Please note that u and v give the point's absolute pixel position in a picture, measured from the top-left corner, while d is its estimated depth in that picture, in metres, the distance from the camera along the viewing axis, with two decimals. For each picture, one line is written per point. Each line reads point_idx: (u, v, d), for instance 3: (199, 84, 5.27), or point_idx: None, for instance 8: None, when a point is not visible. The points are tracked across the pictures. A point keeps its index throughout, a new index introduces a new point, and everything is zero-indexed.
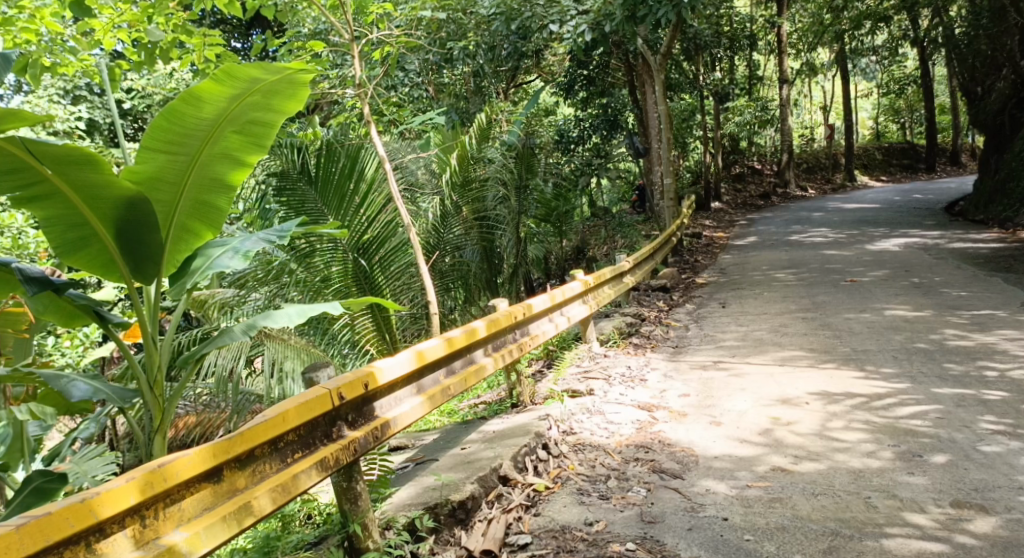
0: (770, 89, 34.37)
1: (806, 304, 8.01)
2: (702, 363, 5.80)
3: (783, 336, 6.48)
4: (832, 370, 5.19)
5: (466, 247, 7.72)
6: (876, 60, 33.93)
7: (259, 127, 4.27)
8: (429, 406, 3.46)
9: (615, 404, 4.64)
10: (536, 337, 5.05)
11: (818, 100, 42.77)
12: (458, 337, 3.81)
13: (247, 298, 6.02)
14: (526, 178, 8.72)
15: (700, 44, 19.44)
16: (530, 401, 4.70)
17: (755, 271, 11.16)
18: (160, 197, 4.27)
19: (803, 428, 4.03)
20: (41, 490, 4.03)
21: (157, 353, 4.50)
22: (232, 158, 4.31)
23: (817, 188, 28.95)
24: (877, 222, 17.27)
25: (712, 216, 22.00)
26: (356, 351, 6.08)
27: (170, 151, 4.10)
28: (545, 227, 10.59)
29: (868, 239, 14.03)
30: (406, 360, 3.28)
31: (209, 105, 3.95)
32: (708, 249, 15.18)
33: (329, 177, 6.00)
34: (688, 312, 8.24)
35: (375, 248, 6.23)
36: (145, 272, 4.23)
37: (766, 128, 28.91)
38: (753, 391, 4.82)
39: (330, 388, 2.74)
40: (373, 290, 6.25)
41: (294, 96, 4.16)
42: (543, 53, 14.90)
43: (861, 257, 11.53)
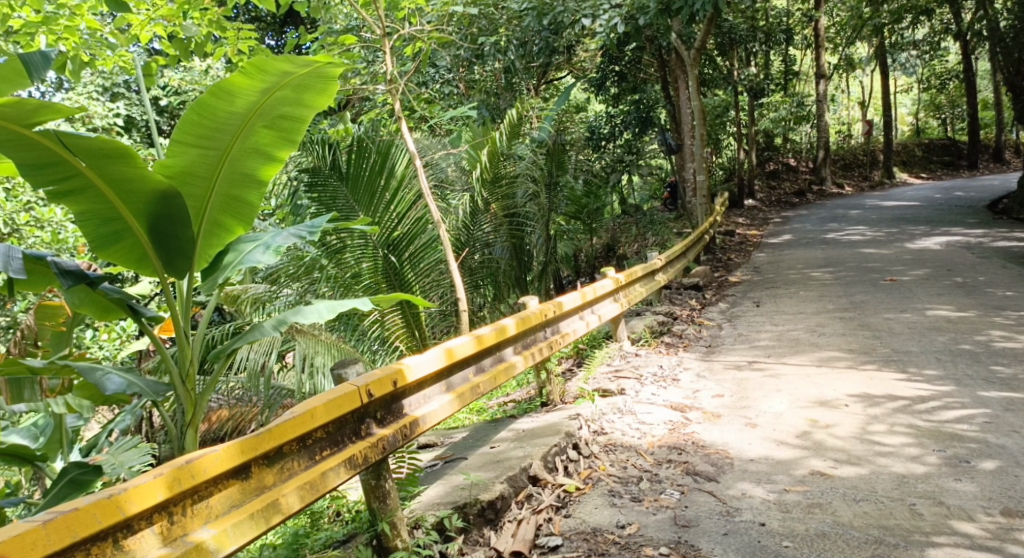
0: (806, 84, 33.77)
1: (844, 304, 7.82)
2: (737, 363, 5.68)
3: (821, 336, 6.33)
4: (872, 371, 5.04)
5: (495, 244, 7.70)
6: (916, 55, 33.18)
7: (290, 122, 4.27)
8: (458, 404, 3.41)
9: (647, 403, 4.55)
10: (567, 335, 4.98)
11: (855, 96, 41.93)
12: (487, 334, 3.76)
13: (279, 294, 6.10)
14: (556, 174, 8.65)
15: (735, 38, 19.13)
16: (560, 400, 4.64)
17: (790, 270, 10.95)
18: (192, 192, 4.29)
19: (843, 431, 3.90)
20: (75, 481, 4.26)
21: (189, 347, 4.54)
22: (263, 153, 4.31)
23: (854, 185, 28.37)
24: (917, 220, 16.87)
25: (746, 213, 21.68)
26: (385, 347, 6.06)
27: (202, 145, 4.11)
28: (575, 224, 10.52)
29: (907, 238, 13.70)
30: (435, 357, 3.24)
31: (239, 99, 3.95)
32: (742, 247, 14.94)
33: (360, 173, 5.99)
34: (721, 311, 8.10)
35: (405, 245, 6.21)
36: (177, 266, 4.26)
37: (802, 124, 28.41)
38: (790, 393, 4.70)
39: (359, 385, 2.71)
40: (403, 287, 6.23)
41: (324, 91, 4.14)
42: (574, 48, 14.78)
43: (901, 256, 11.24)
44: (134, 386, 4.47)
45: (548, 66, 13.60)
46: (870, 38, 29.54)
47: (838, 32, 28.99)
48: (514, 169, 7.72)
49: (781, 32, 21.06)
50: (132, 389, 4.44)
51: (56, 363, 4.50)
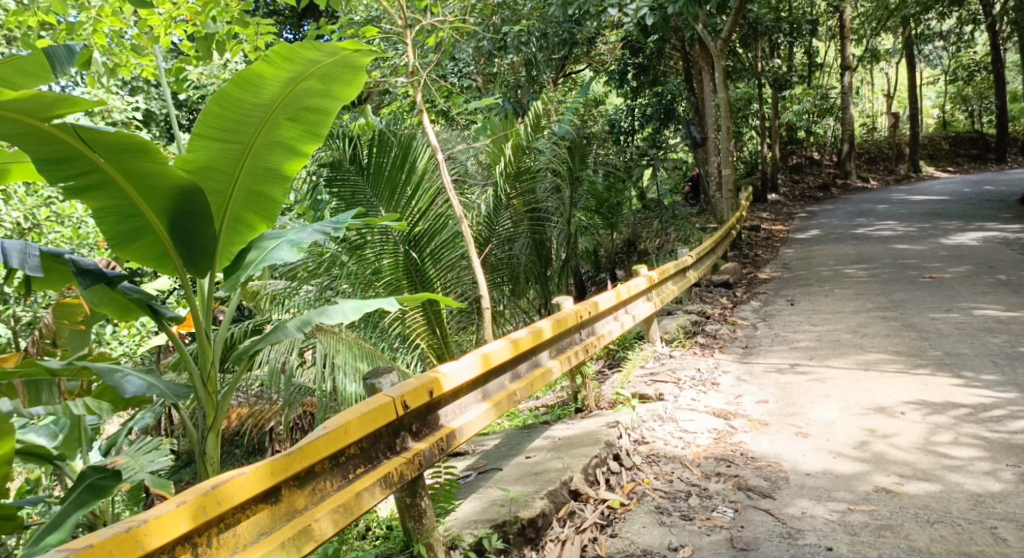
0: (830, 76, 33.20)
1: (884, 303, 7.52)
2: (778, 366, 5.42)
3: (865, 337, 6.05)
4: (926, 377, 4.76)
5: (517, 240, 7.49)
6: (943, 46, 32.52)
7: (315, 114, 4.07)
8: (495, 414, 3.20)
9: (688, 410, 4.32)
10: (603, 337, 4.76)
11: (880, 87, 41.17)
12: (524, 338, 3.55)
13: (299, 290, 5.90)
14: (580, 169, 8.42)
15: (759, 29, 18.74)
16: (596, 406, 4.41)
17: (822, 266, 10.64)
18: (214, 187, 4.11)
19: (905, 444, 3.65)
20: (94, 486, 4.14)
21: (210, 348, 4.36)
22: (287, 147, 4.12)
23: (879, 179, 27.85)
24: (949, 215, 16.46)
25: (770, 208, 21.29)
26: (406, 344, 5.89)
27: (224, 138, 3.92)
28: (597, 218, 10.27)
29: (940, 233, 13.31)
30: (471, 364, 3.03)
31: (264, 90, 3.76)
32: (768, 242, 14.61)
33: (381, 168, 5.80)
34: (754, 310, 7.83)
35: (426, 241, 6.02)
36: (198, 265, 4.09)
37: (825, 117, 27.92)
38: (840, 399, 4.44)
39: (394, 396, 2.51)
40: (424, 285, 6.05)
41: (352, 81, 3.94)
42: (595, 39, 14.48)
43: (937, 252, 10.89)
44: (155, 389, 4.32)
45: (571, 59, 13.34)
46: (896, 29, 28.92)
47: (863, 23, 28.41)
48: (536, 163, 7.49)
49: (806, 23, 20.62)
50: (152, 392, 4.27)
51: (75, 365, 4.34)
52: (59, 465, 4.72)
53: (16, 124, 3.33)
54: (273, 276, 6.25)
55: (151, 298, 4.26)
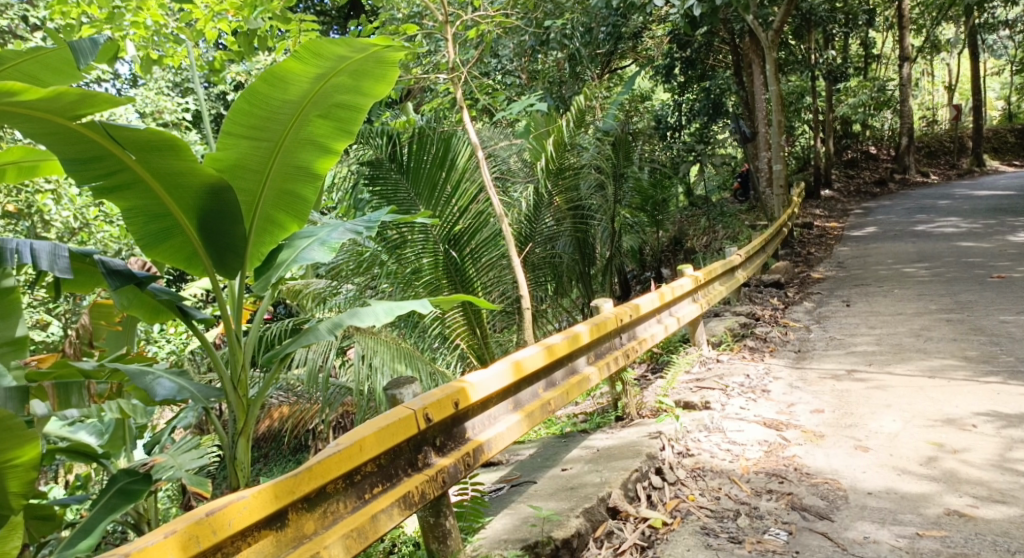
0: (887, 68, 32.07)
1: (948, 305, 7.09)
2: (834, 372, 5.09)
3: (928, 342, 5.67)
4: (998, 385, 4.40)
5: (559, 238, 7.29)
6: (1008, 35, 31.13)
7: (346, 111, 3.92)
8: (527, 426, 3.00)
9: (736, 420, 4.05)
10: (645, 341, 4.51)
11: (940, 78, 39.64)
12: (559, 344, 3.35)
13: (340, 289, 5.79)
14: (624, 165, 8.15)
15: (813, 20, 18.12)
16: (637, 414, 4.19)
17: (879, 265, 10.16)
18: (243, 186, 3.98)
19: (978, 461, 3.33)
20: (126, 490, 4.11)
21: (241, 351, 4.26)
22: (317, 145, 3.98)
23: (939, 173, 26.75)
24: (1016, 211, 15.64)
25: (823, 204, 20.58)
26: (446, 345, 5.75)
27: (253, 137, 3.80)
28: (641, 216, 10.00)
29: (1008, 230, 12.63)
30: (501, 372, 2.85)
31: (294, 87, 3.63)
32: (822, 240, 14.09)
33: (421, 166, 5.66)
34: (807, 311, 7.47)
35: (466, 240, 5.84)
36: (228, 266, 3.96)
37: (883, 110, 26.95)
38: (903, 409, 4.12)
39: (416, 408, 2.35)
40: (464, 285, 5.87)
41: (383, 77, 3.78)
42: (641, 33, 14.16)
43: (1005, 250, 10.30)
44: (186, 392, 4.24)
45: (616, 54, 13.04)
46: (959, 17, 27.72)
47: (924, 12, 27.29)
48: (579, 160, 7.27)
49: (863, 12, 19.84)
50: (183, 395, 4.20)
51: (106, 367, 4.30)
52: (105, 462, 4.67)
53: (41, 122, 3.26)
54: (315, 274, 6.18)
55: (181, 299, 4.19)
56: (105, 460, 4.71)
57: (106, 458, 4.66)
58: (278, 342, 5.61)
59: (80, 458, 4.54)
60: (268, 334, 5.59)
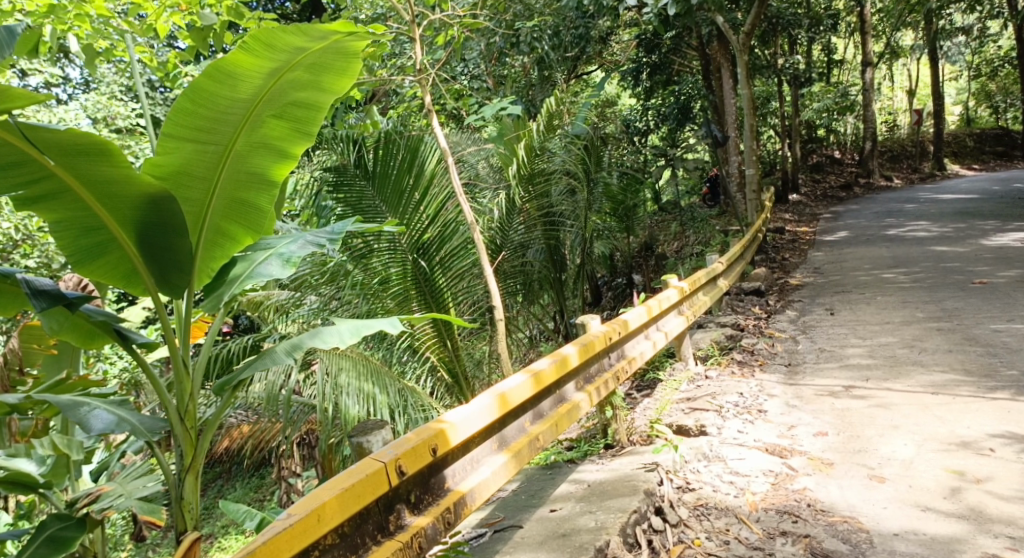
0: (850, 73, 32.43)
1: (935, 312, 6.89)
2: (830, 388, 4.80)
3: (923, 353, 5.43)
4: (1007, 402, 4.16)
5: (531, 246, 6.93)
6: (965, 42, 31.72)
7: (304, 110, 3.50)
8: (514, 468, 2.63)
9: (735, 446, 3.73)
10: (634, 360, 4.17)
11: (900, 84, 40.31)
12: (546, 370, 2.98)
13: (303, 301, 5.25)
14: (596, 170, 7.83)
15: (779, 25, 18.11)
16: (628, 441, 3.85)
17: (857, 271, 9.99)
18: (189, 196, 3.54)
19: (1005, 493, 3.05)
20: (53, 538, 3.62)
21: (187, 378, 3.78)
22: (273, 148, 3.55)
23: (902, 177, 27.07)
24: (983, 214, 15.72)
25: (792, 209, 20.58)
26: (416, 358, 5.30)
27: (198, 140, 3.36)
28: (614, 222, 9.70)
29: (979, 234, 12.59)
30: (486, 407, 2.49)
31: (242, 83, 3.20)
32: (795, 245, 13.96)
33: (388, 172, 5.25)
34: (791, 320, 7.21)
35: (435, 249, 5.41)
36: (174, 285, 3.52)
37: (846, 114, 27.23)
38: (912, 431, 3.83)
39: (386, 459, 1.98)
40: (433, 294, 5.45)
41: (345, 72, 3.38)
42: (610, 37, 13.93)
43: (980, 254, 10.21)
44: (126, 425, 3.77)
45: (587, 58, 12.80)
46: (918, 23, 28.12)
47: (884, 19, 27.63)
48: (551, 165, 6.91)
49: (829, 17, 19.88)
50: (122, 428, 3.73)
51: (33, 399, 3.81)
52: (46, 493, 4.17)
53: None
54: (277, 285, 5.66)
55: (118, 321, 3.71)
56: (47, 490, 4.20)
57: (49, 489, 4.15)
58: (235, 360, 5.05)
59: (18, 489, 4.03)
60: (224, 352, 5.03)
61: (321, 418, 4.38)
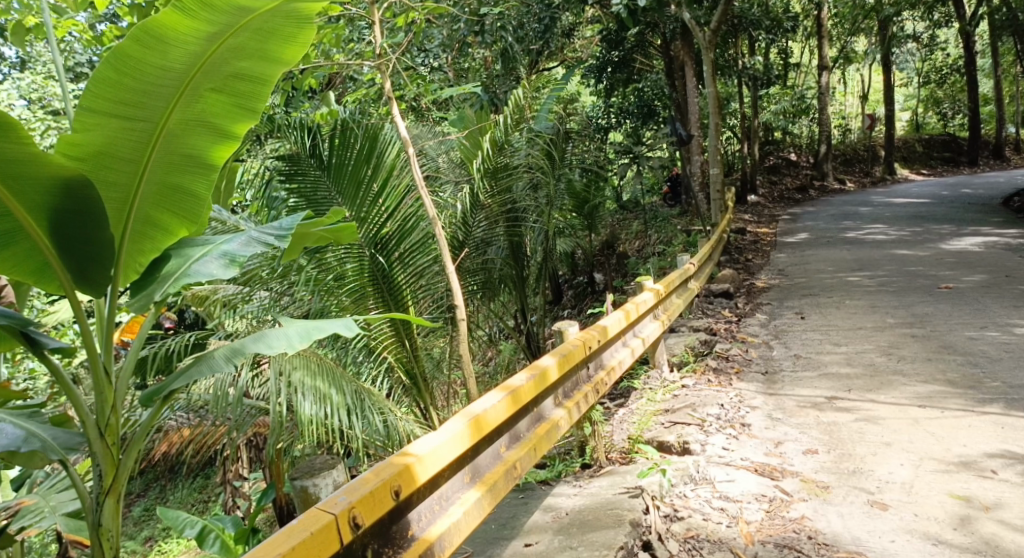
0: (805, 76, 32.83)
1: (906, 318, 6.75)
2: (812, 399, 4.55)
3: (902, 362, 5.24)
4: (999, 417, 3.97)
5: (494, 243, 6.50)
6: (915, 50, 32.45)
7: (248, 84, 3.06)
8: (489, 502, 2.26)
9: (722, 466, 3.44)
10: (613, 370, 3.84)
11: (852, 89, 41.11)
12: (523, 387, 2.63)
13: (252, 296, 4.74)
14: (560, 166, 7.48)
15: (742, 24, 18.07)
16: (607, 459, 3.57)
17: (822, 273, 9.89)
18: (114, 180, 3.08)
19: (1016, 522, 2.81)
20: None
21: (111, 388, 3.29)
22: (210, 126, 3.11)
23: (855, 181, 27.47)
24: (936, 218, 15.93)
25: (750, 210, 20.62)
26: (371, 359, 4.88)
27: (124, 115, 2.90)
28: (576, 219, 9.42)
29: (936, 238, 12.66)
30: (458, 435, 2.13)
31: (173, 48, 2.76)
32: (756, 246, 13.89)
33: (344, 163, 4.82)
34: (762, 324, 7.01)
35: (394, 244, 4.95)
36: (96, 281, 3.07)
37: (801, 116, 27.53)
38: (906, 449, 3.60)
39: (338, 510, 1.61)
40: (391, 293, 4.97)
41: (296, 41, 2.95)
42: (573, 30, 13.63)
43: (941, 258, 10.22)
44: (36, 440, 3.30)
45: (550, 54, 12.46)
46: (871, 29, 28.58)
47: (839, 23, 28.01)
48: (516, 159, 6.46)
49: (789, 19, 19.92)
50: (30, 446, 3.26)
51: None
52: None
53: None
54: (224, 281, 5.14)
55: (28, 323, 3.20)
56: None
57: None
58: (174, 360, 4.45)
59: None
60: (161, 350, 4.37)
61: (272, 422, 3.86)
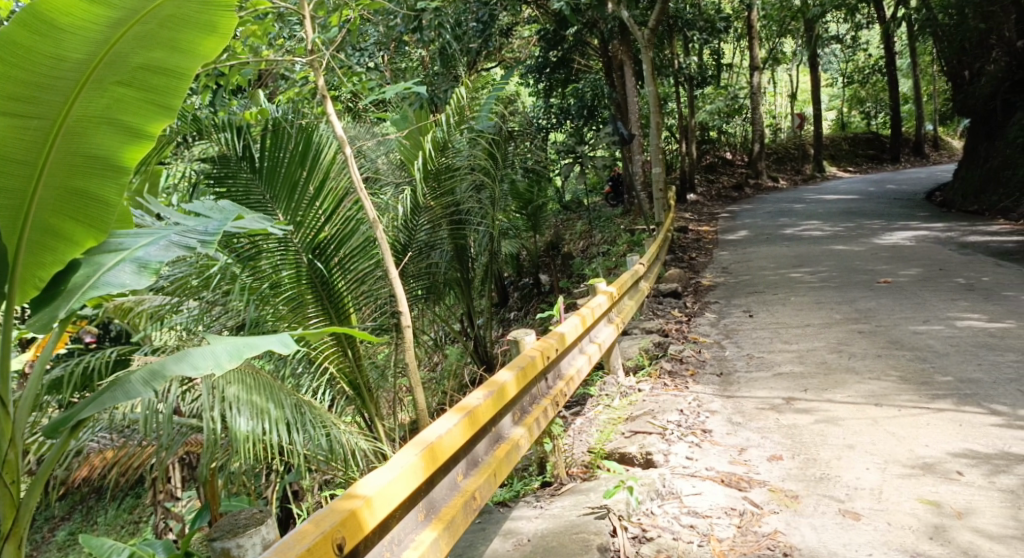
0: (737, 77, 33.48)
1: (852, 313, 6.78)
2: (770, 401, 4.45)
3: (854, 359, 5.22)
4: (956, 414, 3.94)
5: (437, 247, 6.22)
6: (839, 51, 33.43)
7: (162, 77, 2.73)
8: (448, 542, 2.02)
9: (687, 478, 3.30)
10: (572, 379, 3.65)
11: (780, 90, 42.16)
12: (480, 406, 2.40)
13: (181, 306, 4.41)
14: (503, 165, 7.25)
15: (677, 25, 18.21)
16: (567, 476, 3.40)
17: (765, 270, 9.95)
18: (6, 184, 2.71)
19: (992, 529, 2.73)
20: None
21: (9, 420, 2.91)
22: (118, 124, 2.76)
23: (787, 179, 28.10)
24: (866, 213, 16.36)
25: (690, 209, 20.82)
26: (312, 369, 4.57)
27: (16, 111, 2.56)
28: (518, 220, 9.21)
29: (870, 233, 12.96)
30: (409, 469, 1.89)
31: (70, 35, 2.44)
32: (698, 244, 13.97)
33: (278, 165, 4.47)
34: (711, 324, 6.94)
35: (333, 249, 4.61)
36: None
37: (735, 115, 28.00)
38: (870, 452, 3.52)
39: None
40: (332, 301, 4.66)
41: (213, 28, 2.66)
42: (510, 30, 13.43)
43: (877, 253, 10.40)
44: None
45: (490, 53, 12.21)
46: (799, 30, 29.29)
47: (769, 25, 28.62)
48: (457, 161, 6.17)
49: (722, 20, 20.20)
50: None
51: None
52: None
53: None
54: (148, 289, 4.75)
55: None
56: None
57: None
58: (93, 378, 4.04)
59: None
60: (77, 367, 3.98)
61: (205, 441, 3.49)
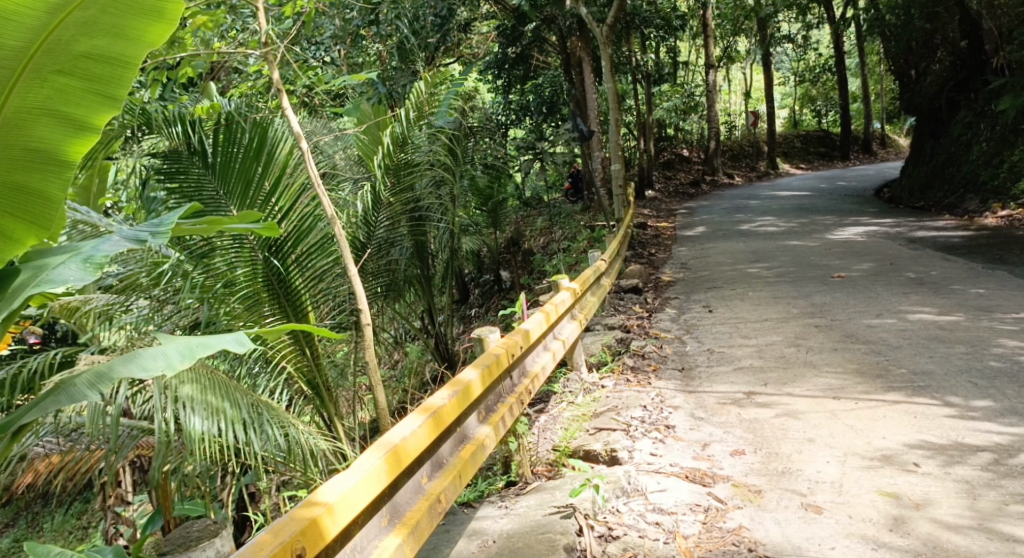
0: (693, 74, 33.86)
1: (808, 308, 6.89)
2: (732, 395, 4.49)
3: (811, 353, 5.30)
4: (911, 406, 4.02)
5: (397, 244, 6.11)
6: (791, 51, 34.06)
7: (107, 66, 2.58)
8: (411, 546, 1.97)
9: (652, 475, 3.29)
10: (537, 376, 3.62)
11: (734, 89, 42.79)
12: (446, 406, 2.35)
13: (131, 305, 4.24)
14: (462, 161, 7.17)
15: (634, 22, 18.31)
16: (532, 474, 3.36)
17: (722, 266, 10.07)
18: None
19: (949, 520, 2.78)
20: None
21: None
22: (58, 115, 2.60)
23: (742, 175, 28.54)
24: (819, 209, 16.69)
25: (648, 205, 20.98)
26: (269, 369, 4.43)
27: None
28: (478, 216, 9.14)
29: (823, 229, 13.23)
30: (372, 473, 1.83)
31: (6, 22, 2.36)
32: (657, 240, 14.08)
33: (231, 160, 4.32)
34: (672, 319, 6.99)
35: (290, 246, 4.48)
36: None
37: (691, 113, 28.30)
38: (830, 444, 3.56)
39: None
40: (289, 298, 4.52)
41: (161, 15, 2.54)
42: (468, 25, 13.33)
43: (830, 248, 10.61)
44: None
45: (448, 48, 12.10)
46: (752, 30, 29.73)
47: (723, 24, 28.99)
48: (419, 156, 6.04)
49: (678, 19, 20.40)
50: None
51: None
52: None
53: None
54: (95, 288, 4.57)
55: None
56: None
57: None
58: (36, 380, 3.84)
59: None
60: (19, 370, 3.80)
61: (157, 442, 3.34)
